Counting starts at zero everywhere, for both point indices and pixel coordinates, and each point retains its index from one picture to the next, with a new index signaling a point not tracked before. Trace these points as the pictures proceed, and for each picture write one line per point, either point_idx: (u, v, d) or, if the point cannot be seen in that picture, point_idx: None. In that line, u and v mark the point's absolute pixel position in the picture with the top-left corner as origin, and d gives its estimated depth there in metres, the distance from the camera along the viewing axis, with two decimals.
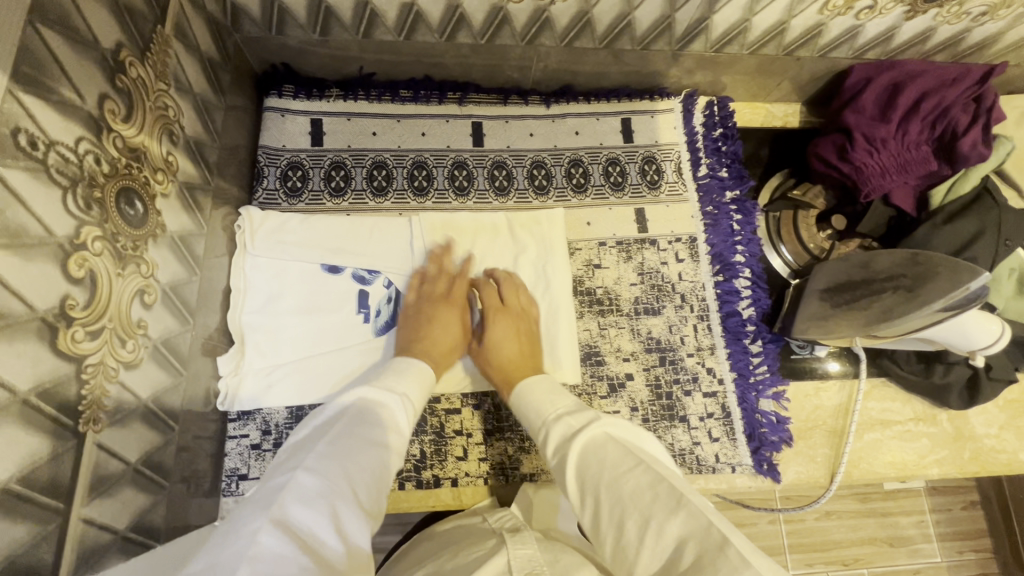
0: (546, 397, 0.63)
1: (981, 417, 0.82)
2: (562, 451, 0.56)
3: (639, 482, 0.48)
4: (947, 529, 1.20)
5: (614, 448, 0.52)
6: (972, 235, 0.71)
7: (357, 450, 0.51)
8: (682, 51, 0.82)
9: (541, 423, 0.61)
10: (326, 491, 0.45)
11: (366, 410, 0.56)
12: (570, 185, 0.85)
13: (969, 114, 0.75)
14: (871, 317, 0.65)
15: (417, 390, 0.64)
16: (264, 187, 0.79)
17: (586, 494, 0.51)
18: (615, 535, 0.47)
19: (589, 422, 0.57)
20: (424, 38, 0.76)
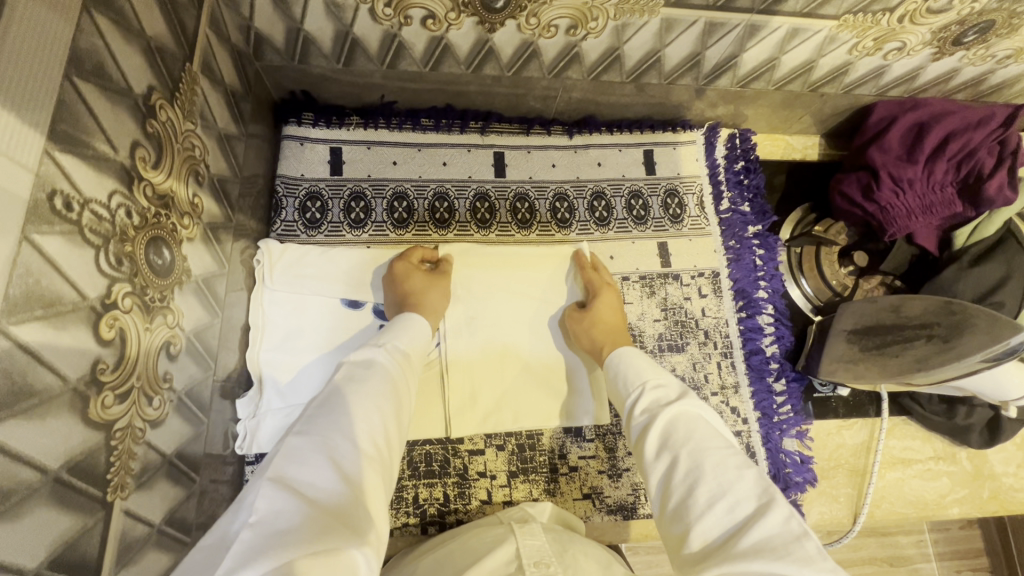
0: (645, 363, 0.61)
1: (999, 455, 0.83)
2: (652, 413, 0.53)
3: (727, 459, 0.46)
4: (945, 549, 1.21)
5: (706, 426, 0.50)
6: (1000, 279, 0.71)
7: (353, 399, 0.46)
8: (708, 86, 0.81)
9: (639, 383, 0.58)
10: (323, 442, 0.41)
11: (359, 362, 0.51)
12: (593, 218, 0.84)
13: (994, 156, 0.74)
14: (905, 366, 0.65)
15: (415, 343, 0.58)
16: (282, 218, 0.77)
17: (665, 449, 0.49)
18: (683, 497, 0.45)
19: (687, 398, 0.54)
20: (450, 69, 0.74)
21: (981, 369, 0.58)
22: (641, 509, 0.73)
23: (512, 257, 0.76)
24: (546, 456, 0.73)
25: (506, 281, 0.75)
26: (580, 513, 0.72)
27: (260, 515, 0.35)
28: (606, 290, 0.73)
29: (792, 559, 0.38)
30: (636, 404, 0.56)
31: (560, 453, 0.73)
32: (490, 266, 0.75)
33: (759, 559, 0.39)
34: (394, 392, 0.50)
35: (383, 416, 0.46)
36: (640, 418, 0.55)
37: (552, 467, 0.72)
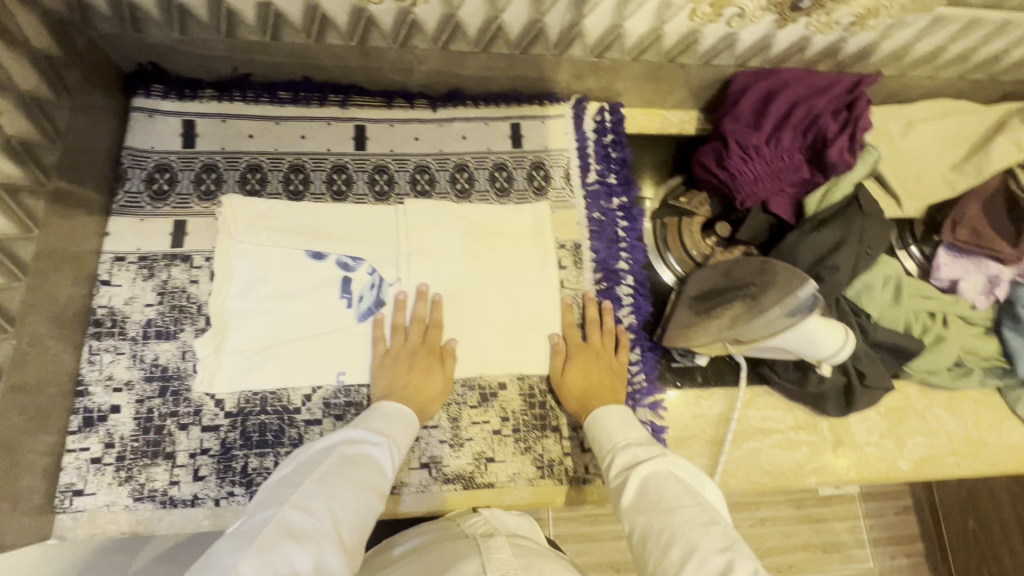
0: (618, 423, 0.64)
1: (861, 424, 0.83)
2: (624, 475, 0.56)
3: (693, 518, 0.48)
4: (880, 534, 1.31)
5: (674, 484, 0.52)
6: (836, 244, 0.71)
7: (347, 486, 0.52)
8: (563, 56, 0.81)
9: (610, 447, 0.61)
10: (313, 527, 0.47)
11: (358, 442, 0.58)
12: (453, 189, 0.84)
13: (838, 122, 0.75)
14: (723, 327, 0.64)
15: (407, 426, 0.65)
16: (126, 190, 0.76)
17: (639, 512, 0.52)
18: (657, 557, 0.48)
19: (659, 455, 0.56)
20: (291, 38, 0.74)
21: (783, 327, 0.59)
22: (480, 479, 0.72)
23: (476, 213, 0.82)
24: None
25: (457, 231, 0.79)
26: (416, 483, 0.71)
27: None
28: (578, 355, 0.75)
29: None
30: (613, 466, 0.59)
31: None
32: (446, 219, 0.80)
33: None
34: (381, 480, 0.56)
35: (367, 508, 0.53)
36: (615, 481, 0.57)
37: None
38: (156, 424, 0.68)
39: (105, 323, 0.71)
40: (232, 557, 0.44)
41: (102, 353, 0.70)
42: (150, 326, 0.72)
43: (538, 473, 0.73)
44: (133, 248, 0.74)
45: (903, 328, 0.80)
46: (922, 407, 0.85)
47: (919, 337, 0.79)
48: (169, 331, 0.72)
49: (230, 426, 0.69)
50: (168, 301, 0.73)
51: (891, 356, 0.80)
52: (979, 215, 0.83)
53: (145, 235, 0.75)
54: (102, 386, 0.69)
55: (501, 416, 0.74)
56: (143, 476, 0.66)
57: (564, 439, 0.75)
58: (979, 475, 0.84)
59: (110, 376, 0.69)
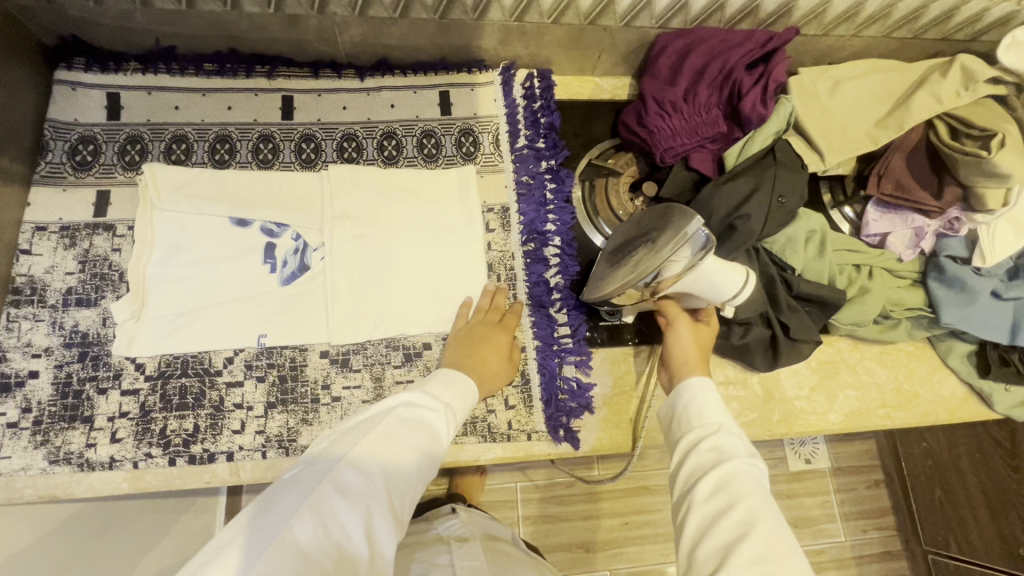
0: (716, 403, 0.59)
1: (792, 379, 0.83)
2: (715, 458, 0.53)
3: (777, 534, 0.47)
4: (851, 508, 1.31)
5: (764, 496, 0.50)
6: (748, 193, 0.72)
7: (406, 454, 0.51)
8: (483, 21, 0.82)
9: (713, 424, 0.57)
10: (366, 489, 0.47)
11: (419, 405, 0.56)
12: (381, 156, 0.85)
13: (752, 76, 0.75)
14: (625, 274, 0.66)
15: (462, 395, 0.62)
16: (48, 161, 0.77)
17: (722, 501, 0.50)
18: (728, 544, 0.47)
19: (751, 457, 0.53)
20: (207, 6, 0.75)
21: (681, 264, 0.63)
22: None
23: (400, 178, 0.82)
24: (309, 387, 0.72)
25: (382, 196, 0.81)
26: None
27: (293, 541, 0.42)
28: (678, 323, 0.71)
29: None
30: (701, 440, 0.56)
31: (323, 383, 0.73)
32: (371, 184, 0.81)
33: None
34: (436, 448, 0.55)
35: (418, 480, 0.52)
36: (700, 454, 0.55)
37: (313, 398, 0.72)
38: (75, 389, 0.68)
39: (24, 291, 0.71)
40: (288, 505, 0.45)
41: (21, 320, 0.70)
42: (70, 293, 0.72)
43: (460, 430, 0.73)
44: (55, 218, 0.75)
45: (827, 281, 0.80)
46: (853, 360, 0.85)
47: (842, 289, 0.80)
48: (91, 298, 0.72)
49: (150, 389, 0.69)
50: (89, 269, 0.73)
51: (816, 309, 0.80)
52: (903, 166, 0.84)
53: (67, 205, 0.76)
54: (20, 352, 0.69)
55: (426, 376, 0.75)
56: (60, 440, 0.66)
57: (489, 397, 0.75)
58: (911, 427, 0.84)
59: (28, 343, 0.69)
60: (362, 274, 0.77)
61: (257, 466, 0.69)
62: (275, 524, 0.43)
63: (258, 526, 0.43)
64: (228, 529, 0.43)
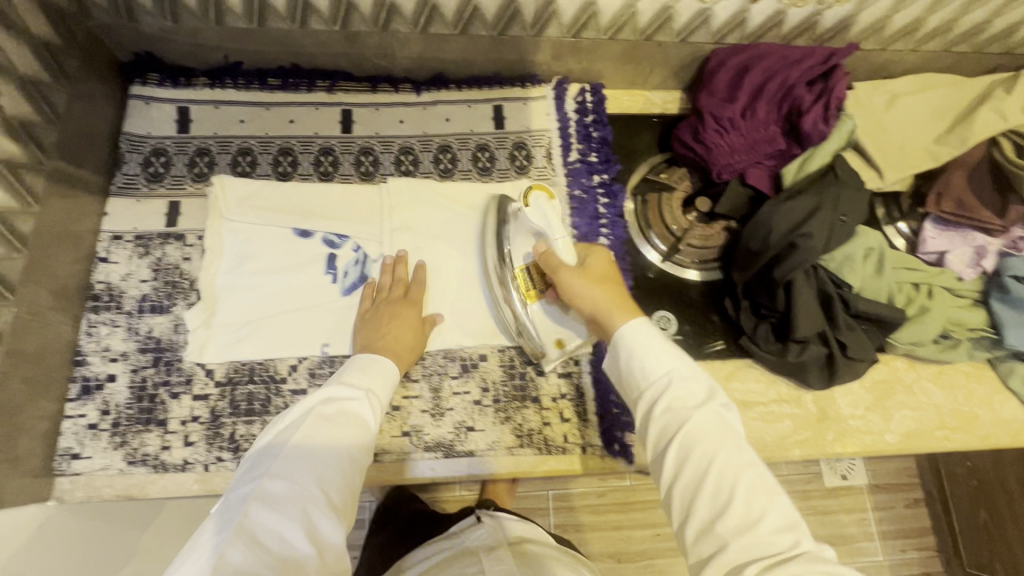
0: (653, 343, 0.61)
1: (847, 397, 0.82)
2: (670, 424, 0.56)
3: (749, 481, 0.52)
4: (890, 527, 1.28)
5: (728, 444, 0.54)
6: (810, 211, 0.72)
7: (330, 452, 0.56)
8: (541, 37, 0.83)
9: (660, 374, 0.59)
10: (297, 496, 0.51)
11: (336, 402, 0.61)
12: (437, 170, 0.87)
13: (813, 93, 0.75)
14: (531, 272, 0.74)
15: (387, 378, 0.67)
16: (124, 172, 0.80)
17: (695, 470, 0.53)
18: (711, 518, 0.51)
19: (709, 401, 0.57)
20: (277, 24, 0.77)
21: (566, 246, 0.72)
22: (459, 448, 0.73)
23: (457, 191, 0.84)
24: None
25: (439, 209, 0.82)
26: (397, 451, 0.72)
27: (231, 563, 0.45)
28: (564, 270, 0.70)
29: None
30: (656, 404, 0.58)
31: None
32: (429, 197, 0.83)
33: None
34: (364, 437, 0.60)
35: (350, 469, 0.57)
36: (659, 421, 0.57)
37: None
38: (149, 393, 0.71)
39: (103, 298, 0.74)
40: (217, 536, 0.48)
41: (99, 325, 0.73)
42: (145, 300, 0.75)
43: (517, 442, 0.74)
44: (130, 227, 0.78)
45: (886, 299, 0.79)
46: (910, 380, 0.84)
47: (902, 308, 0.79)
48: (163, 305, 0.75)
49: (219, 394, 0.72)
50: (162, 277, 0.76)
51: (875, 327, 0.79)
52: (962, 183, 0.83)
53: (142, 215, 0.79)
54: (99, 356, 0.72)
55: (482, 387, 0.76)
56: (136, 442, 0.69)
57: (543, 409, 0.76)
58: (970, 449, 0.82)
59: (107, 347, 0.72)
60: (420, 287, 0.79)
61: None
62: (206, 558, 0.46)
63: (192, 559, 0.46)
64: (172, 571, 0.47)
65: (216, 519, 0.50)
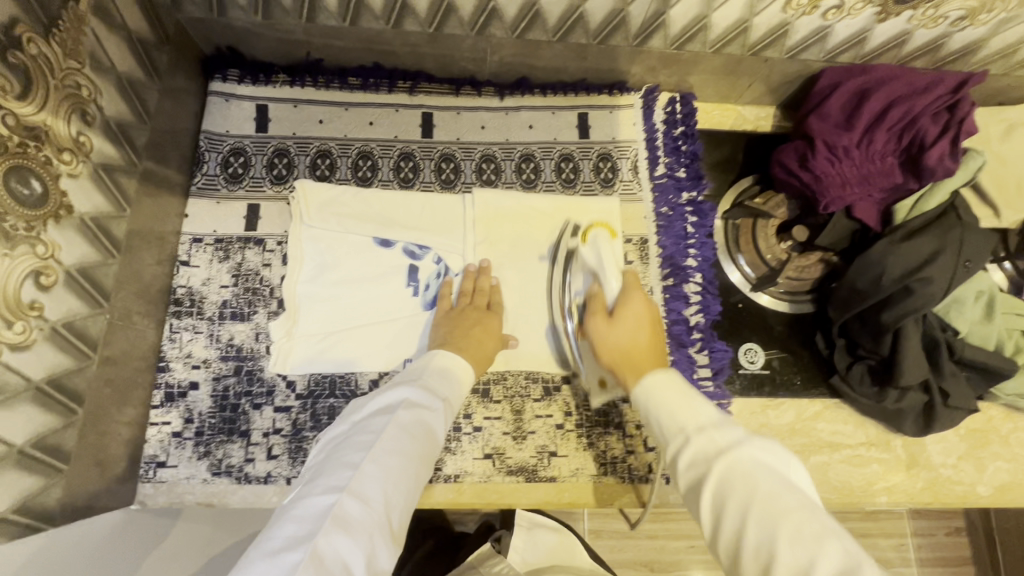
0: (679, 395, 0.52)
1: (938, 445, 0.79)
2: (699, 474, 0.47)
3: (803, 524, 0.41)
4: (928, 555, 1.17)
5: (774, 481, 0.43)
6: (930, 254, 0.67)
7: (402, 466, 0.51)
8: (642, 47, 0.78)
9: (680, 431, 0.50)
10: (369, 520, 0.45)
11: (417, 406, 0.56)
12: (520, 179, 0.84)
13: (939, 124, 0.70)
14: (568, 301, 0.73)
15: (459, 384, 0.63)
16: (203, 172, 0.78)
17: (731, 522, 0.44)
18: (759, 558, 0.41)
19: (744, 443, 0.46)
20: (370, 24, 0.74)
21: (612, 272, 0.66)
22: (543, 472, 0.72)
23: (544, 206, 0.81)
24: None
25: (523, 224, 0.80)
26: (479, 473, 0.71)
27: None
28: (635, 290, 0.64)
29: None
30: (677, 458, 0.49)
31: (464, 413, 0.73)
32: (514, 210, 0.80)
33: None
34: (432, 449, 0.55)
35: (415, 486, 0.52)
36: (685, 475, 0.48)
37: (455, 426, 0.72)
38: (232, 403, 0.70)
39: (184, 303, 0.73)
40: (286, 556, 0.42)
41: (182, 331, 0.72)
42: (225, 307, 0.74)
43: (601, 470, 0.72)
44: (210, 229, 0.76)
45: (994, 347, 0.74)
46: (1005, 430, 0.80)
47: (1011, 358, 0.74)
48: (244, 313, 0.74)
49: (301, 407, 0.71)
50: (243, 284, 0.75)
51: (978, 376, 0.75)
52: None
53: (222, 217, 0.77)
54: (182, 363, 0.71)
55: (564, 410, 0.74)
56: (220, 452, 0.69)
57: (628, 436, 0.73)
58: None
59: (189, 354, 0.71)
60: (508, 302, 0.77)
61: None
62: None
63: None
64: None
65: (285, 529, 0.44)
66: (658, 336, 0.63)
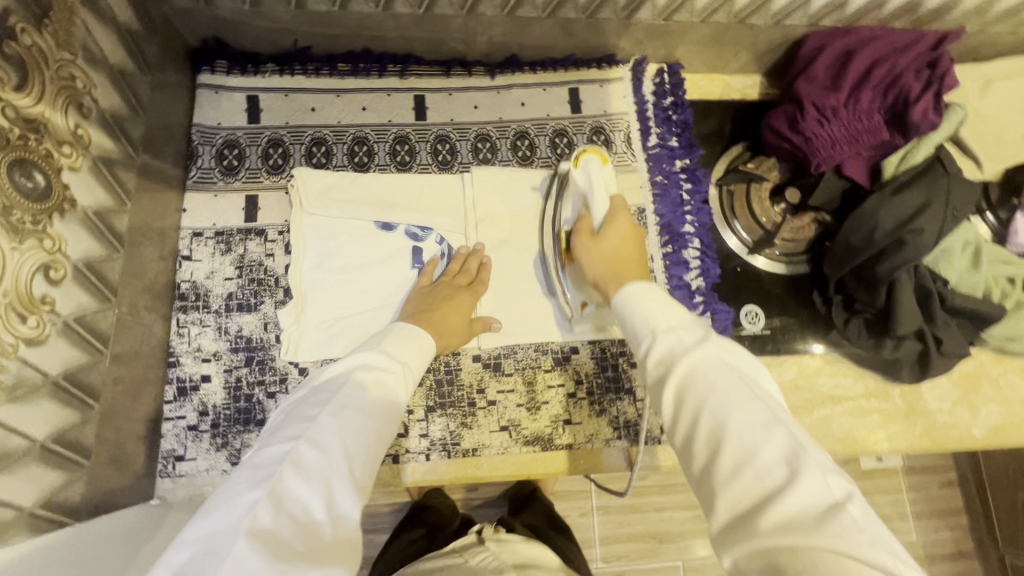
0: (655, 301, 0.55)
1: (934, 392, 0.82)
2: (668, 364, 0.49)
3: (750, 416, 0.43)
4: (923, 507, 1.20)
5: (729, 375, 0.46)
6: (920, 207, 0.70)
7: (361, 419, 0.51)
8: (630, 20, 0.79)
9: (649, 330, 0.53)
10: (328, 466, 0.46)
11: (378, 369, 0.57)
12: (516, 157, 0.84)
13: (921, 81, 0.73)
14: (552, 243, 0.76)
15: (422, 350, 0.64)
16: (198, 166, 0.77)
17: (688, 414, 0.46)
18: (709, 456, 0.43)
19: (710, 343, 0.49)
20: (359, 7, 0.73)
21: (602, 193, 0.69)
22: (558, 441, 0.73)
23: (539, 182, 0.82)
24: (464, 391, 0.73)
25: (520, 201, 0.81)
26: (496, 446, 0.72)
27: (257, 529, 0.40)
28: (620, 212, 0.68)
29: (842, 535, 0.36)
30: (648, 358, 0.51)
31: (477, 388, 0.74)
32: (510, 187, 0.81)
33: (787, 534, 0.37)
34: (394, 405, 0.56)
35: (378, 439, 0.52)
36: (655, 368, 0.50)
37: (470, 401, 0.73)
38: (245, 393, 0.71)
39: (189, 297, 0.73)
40: (243, 496, 0.42)
41: (189, 325, 0.72)
42: (231, 298, 0.74)
43: (614, 434, 0.74)
44: (210, 223, 0.76)
45: (983, 294, 0.77)
46: (996, 374, 0.83)
47: (1000, 304, 0.77)
48: (250, 303, 0.74)
49: None
50: (247, 274, 0.75)
51: (969, 323, 0.78)
52: None
53: (220, 210, 0.76)
54: (191, 357, 0.71)
55: (576, 379, 0.75)
56: (238, 442, 0.69)
57: (639, 400, 0.75)
58: None
59: (198, 348, 0.71)
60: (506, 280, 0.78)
61: (421, 467, 0.71)
62: (229, 521, 0.41)
63: (220, 521, 0.41)
64: (184, 534, 0.41)
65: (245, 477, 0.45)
66: (639, 252, 0.68)
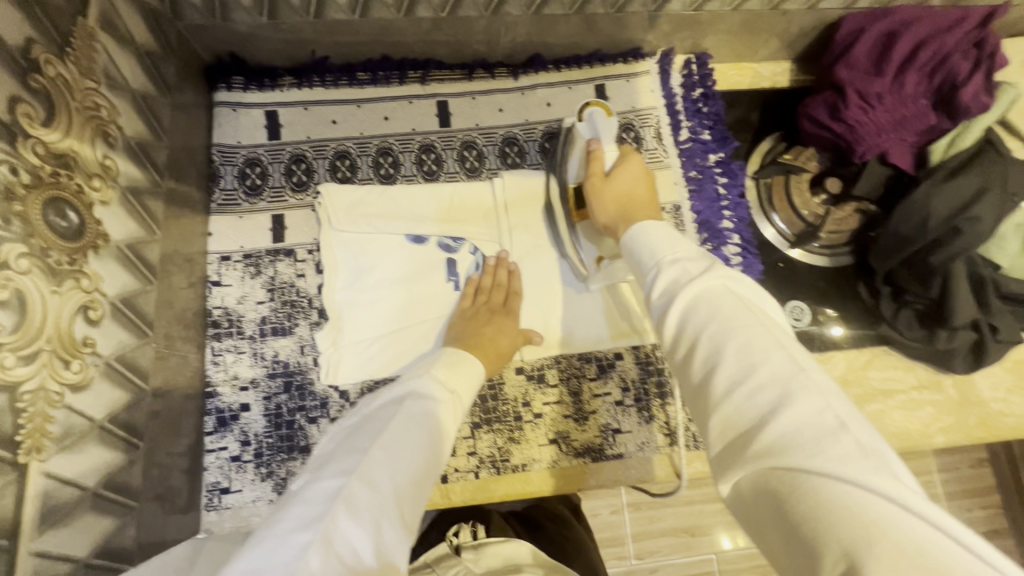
0: (665, 237, 0.53)
1: (987, 380, 0.79)
2: (670, 296, 0.47)
3: (755, 339, 0.41)
4: (954, 487, 1.16)
5: (731, 301, 0.44)
6: (977, 191, 0.67)
7: (413, 452, 0.49)
8: (659, 12, 0.76)
9: (658, 262, 0.51)
10: (379, 505, 0.43)
11: (428, 397, 0.54)
12: (545, 160, 0.82)
13: (969, 61, 0.70)
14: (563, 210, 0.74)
15: (471, 379, 0.61)
16: (221, 187, 0.75)
17: (687, 336, 0.44)
18: (713, 364, 0.41)
19: (715, 270, 0.47)
20: (380, 14, 0.70)
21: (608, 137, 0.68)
22: (609, 451, 0.72)
23: None
24: (509, 405, 0.71)
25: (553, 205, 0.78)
26: (546, 459, 0.71)
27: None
28: (631, 156, 0.68)
29: (826, 447, 0.33)
30: (652, 286, 0.50)
31: (523, 401, 0.72)
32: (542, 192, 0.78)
33: (768, 446, 0.35)
34: (443, 439, 0.53)
35: (426, 476, 0.49)
36: (659, 301, 0.48)
37: (515, 415, 0.71)
38: (287, 419, 0.69)
39: (223, 323, 0.71)
40: (294, 537, 0.39)
41: (225, 353, 0.70)
42: (265, 323, 0.72)
43: (666, 441, 0.72)
44: (237, 246, 0.73)
45: None
46: None
47: None
48: (285, 327, 0.72)
49: None
50: (279, 297, 0.73)
51: None
52: None
53: (247, 232, 0.74)
54: (229, 385, 0.69)
55: (622, 387, 0.73)
56: (283, 470, 0.68)
57: None
58: None
59: (235, 376, 0.69)
60: (543, 288, 0.76)
61: (471, 485, 0.70)
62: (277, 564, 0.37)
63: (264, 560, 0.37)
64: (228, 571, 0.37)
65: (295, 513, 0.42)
66: (653, 194, 0.67)
